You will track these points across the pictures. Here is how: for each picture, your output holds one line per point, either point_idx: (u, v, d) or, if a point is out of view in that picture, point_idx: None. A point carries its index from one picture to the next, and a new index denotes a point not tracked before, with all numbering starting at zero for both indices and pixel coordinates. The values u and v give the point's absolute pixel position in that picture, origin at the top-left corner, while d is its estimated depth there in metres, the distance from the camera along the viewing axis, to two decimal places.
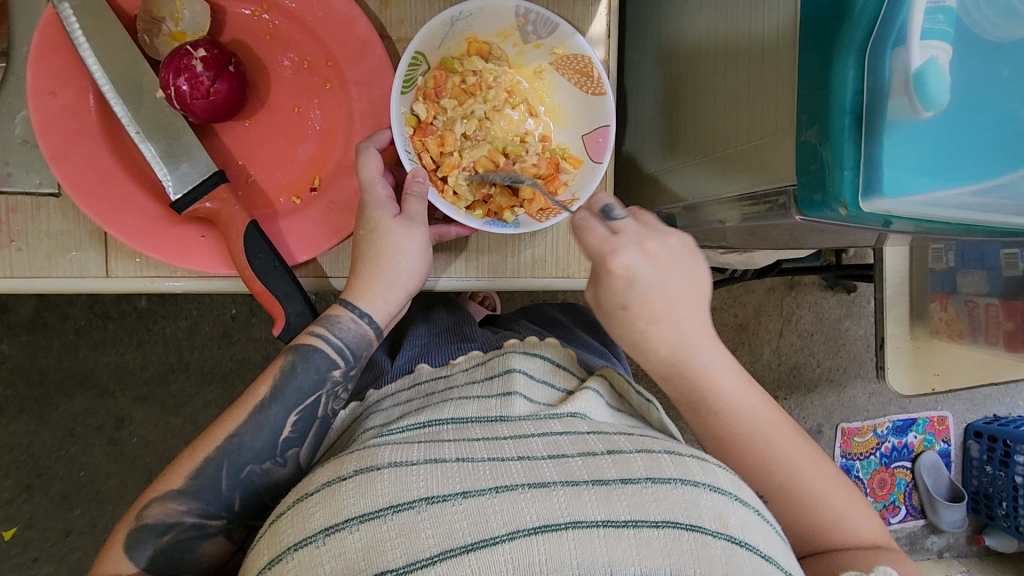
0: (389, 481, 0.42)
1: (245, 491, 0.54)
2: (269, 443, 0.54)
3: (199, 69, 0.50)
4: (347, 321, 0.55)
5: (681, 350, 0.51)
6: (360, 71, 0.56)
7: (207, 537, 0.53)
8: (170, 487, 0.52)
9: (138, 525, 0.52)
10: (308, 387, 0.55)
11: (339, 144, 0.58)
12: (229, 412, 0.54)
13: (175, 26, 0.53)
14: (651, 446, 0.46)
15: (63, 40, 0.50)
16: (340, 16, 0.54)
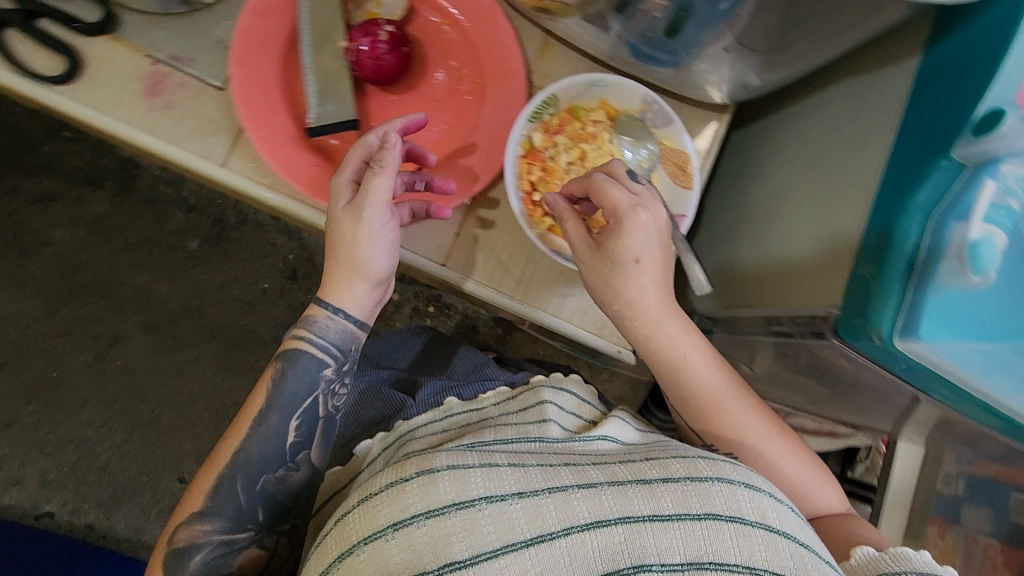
0: (450, 482, 0.50)
1: (267, 502, 0.64)
2: (276, 451, 0.64)
3: (382, 39, 0.61)
4: (326, 318, 0.66)
5: (655, 332, 0.61)
6: (499, 95, 0.65)
7: (241, 549, 0.62)
8: (191, 510, 0.62)
9: (175, 548, 0.61)
10: (308, 381, 0.66)
11: (455, 143, 0.66)
12: (235, 433, 0.64)
13: (375, 7, 0.65)
14: (687, 462, 0.53)
15: None
16: (502, 48, 0.65)
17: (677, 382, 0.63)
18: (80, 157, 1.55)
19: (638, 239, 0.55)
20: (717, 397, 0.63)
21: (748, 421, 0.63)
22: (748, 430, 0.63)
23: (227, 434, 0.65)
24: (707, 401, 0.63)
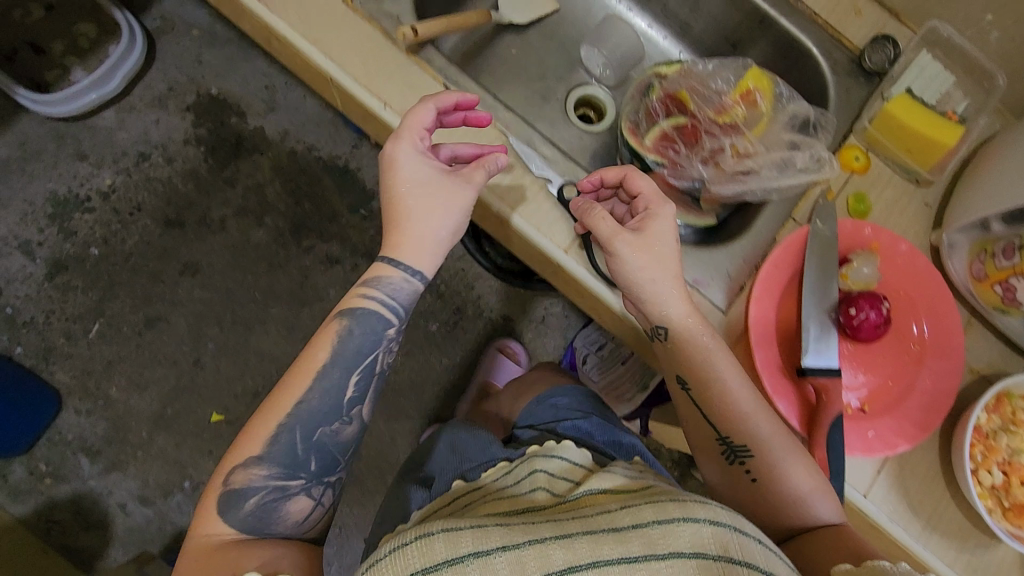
0: (448, 540, 0.61)
1: (320, 453, 0.81)
2: (330, 411, 0.81)
3: (872, 308, 0.81)
4: (402, 277, 0.85)
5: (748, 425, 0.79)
6: (941, 364, 0.82)
7: (294, 496, 0.80)
8: (252, 455, 0.78)
9: (230, 488, 0.78)
10: (365, 343, 0.84)
11: (901, 395, 0.83)
12: (294, 384, 0.81)
13: (852, 273, 0.84)
14: (641, 512, 0.66)
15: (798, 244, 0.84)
16: (949, 330, 0.83)
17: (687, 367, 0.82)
18: (365, 233, 1.80)
19: (666, 221, 0.82)
20: (718, 395, 0.80)
21: (746, 416, 0.79)
22: (740, 420, 0.79)
23: (295, 377, 0.82)
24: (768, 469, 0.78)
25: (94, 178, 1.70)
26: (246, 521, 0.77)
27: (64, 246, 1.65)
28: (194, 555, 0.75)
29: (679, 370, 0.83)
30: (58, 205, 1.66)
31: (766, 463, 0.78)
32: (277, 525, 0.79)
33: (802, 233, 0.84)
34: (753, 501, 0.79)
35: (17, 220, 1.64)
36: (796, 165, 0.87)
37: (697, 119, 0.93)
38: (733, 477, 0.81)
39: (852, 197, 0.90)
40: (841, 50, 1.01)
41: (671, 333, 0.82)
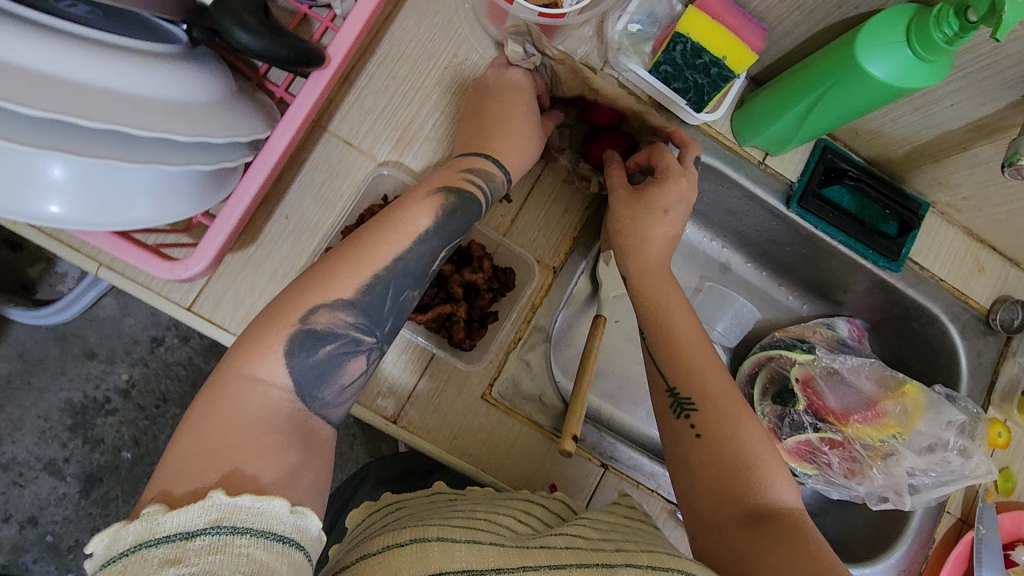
0: (440, 551, 0.43)
1: (395, 315, 0.55)
2: (423, 270, 0.56)
3: None
4: (498, 178, 0.62)
5: (743, 434, 0.56)
6: None
7: (355, 353, 0.52)
8: (341, 295, 0.51)
9: (306, 328, 0.50)
10: (448, 232, 0.57)
11: None
12: (390, 233, 0.54)
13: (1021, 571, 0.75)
14: (636, 558, 0.47)
15: (964, 551, 0.75)
16: None
17: (679, 365, 0.60)
18: None
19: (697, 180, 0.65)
20: (730, 401, 0.58)
21: (742, 426, 0.57)
22: (752, 433, 0.57)
23: (383, 232, 0.55)
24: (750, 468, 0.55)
25: (110, 374, 1.27)
26: (305, 371, 0.49)
27: (93, 456, 1.26)
28: (222, 403, 0.46)
29: (672, 376, 0.60)
30: (77, 414, 1.26)
31: (728, 444, 0.56)
32: (322, 390, 0.50)
33: (967, 542, 0.75)
34: (733, 479, 0.54)
35: (35, 440, 1.24)
36: (953, 469, 0.74)
37: (852, 440, 0.76)
38: (736, 499, 0.54)
39: (1000, 476, 0.78)
40: (968, 310, 0.80)
41: (670, 342, 0.61)
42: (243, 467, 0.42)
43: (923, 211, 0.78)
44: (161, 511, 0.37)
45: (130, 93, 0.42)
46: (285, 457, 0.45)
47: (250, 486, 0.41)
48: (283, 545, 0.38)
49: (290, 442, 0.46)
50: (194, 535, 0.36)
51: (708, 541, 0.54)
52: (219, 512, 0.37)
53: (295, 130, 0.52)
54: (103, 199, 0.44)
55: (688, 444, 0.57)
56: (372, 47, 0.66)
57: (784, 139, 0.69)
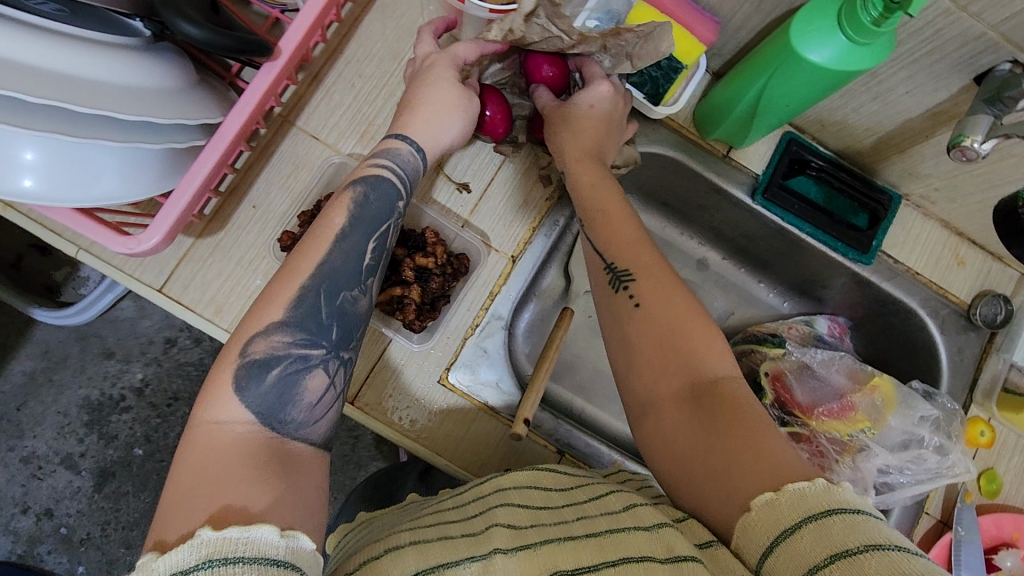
0: (413, 553, 0.45)
1: (342, 322, 0.53)
2: (354, 269, 0.54)
3: None
4: (402, 150, 0.59)
5: (663, 309, 0.55)
6: None
7: (309, 369, 0.50)
8: (271, 318, 0.50)
9: (247, 360, 0.48)
10: (369, 221, 0.56)
11: None
12: (309, 243, 0.54)
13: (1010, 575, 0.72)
14: (595, 522, 0.47)
15: (944, 554, 0.72)
16: None
17: (614, 248, 0.61)
18: None
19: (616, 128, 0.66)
20: (664, 275, 0.58)
21: (668, 307, 0.55)
22: (681, 302, 0.56)
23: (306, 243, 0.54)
24: (672, 345, 0.54)
25: (124, 373, 1.27)
26: (262, 399, 0.47)
27: (107, 451, 1.25)
28: (196, 449, 0.44)
29: (612, 262, 0.60)
30: (94, 410, 1.26)
31: (660, 315, 0.55)
32: (289, 412, 0.48)
33: (944, 544, 0.72)
34: (671, 352, 0.53)
35: (54, 435, 1.24)
36: (931, 467, 0.72)
37: (819, 433, 0.74)
38: (672, 373, 0.53)
39: (981, 476, 0.75)
40: (948, 305, 0.78)
41: (609, 230, 0.61)
42: (233, 501, 0.40)
43: (894, 204, 0.77)
44: (156, 556, 0.36)
45: (76, 75, 0.45)
46: (267, 482, 0.43)
47: (241, 518, 0.39)
48: (279, 567, 0.37)
49: (266, 471, 0.44)
50: (188, 572, 0.35)
51: (648, 419, 0.53)
52: (210, 547, 0.36)
53: (246, 116, 0.56)
54: (73, 177, 0.49)
55: (626, 318, 0.57)
56: (340, 48, 0.69)
57: (745, 127, 0.69)
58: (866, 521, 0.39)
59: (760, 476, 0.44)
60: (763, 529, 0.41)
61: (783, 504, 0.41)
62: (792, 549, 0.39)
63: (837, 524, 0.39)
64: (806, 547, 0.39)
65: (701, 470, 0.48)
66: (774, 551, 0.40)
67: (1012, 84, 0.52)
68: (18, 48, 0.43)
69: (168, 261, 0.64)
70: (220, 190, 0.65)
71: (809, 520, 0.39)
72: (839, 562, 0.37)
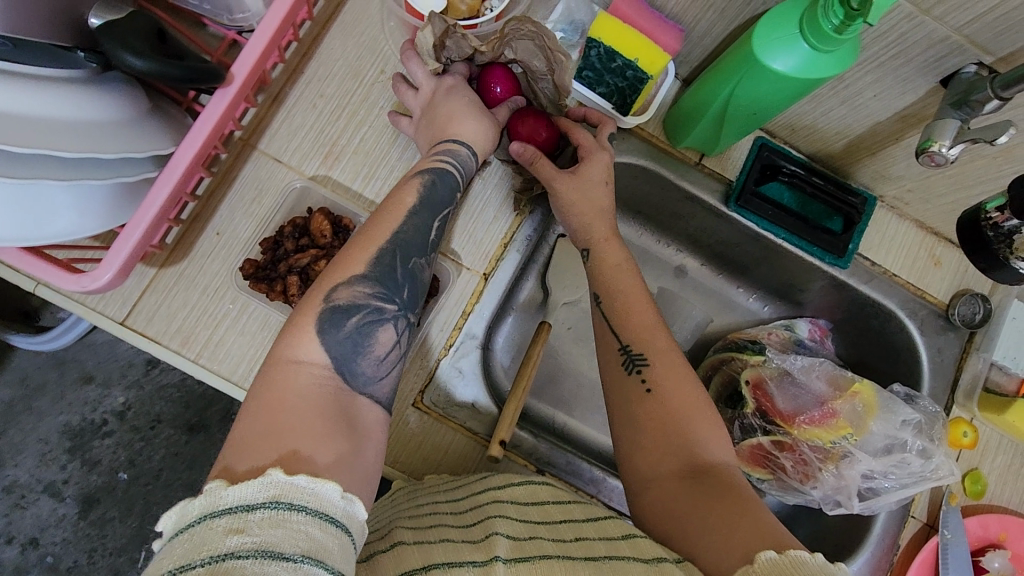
0: (417, 552, 0.45)
1: (412, 288, 0.54)
2: (422, 241, 0.56)
3: None
4: (463, 152, 0.61)
5: (669, 390, 0.57)
6: None
7: (382, 325, 0.51)
8: (353, 272, 0.51)
9: (330, 306, 0.49)
10: (439, 203, 0.58)
11: None
12: (384, 214, 0.55)
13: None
14: (594, 548, 0.45)
15: (931, 558, 0.72)
16: None
17: (627, 326, 0.61)
18: None
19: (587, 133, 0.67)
20: (677, 365, 0.59)
21: (678, 389, 0.57)
22: (692, 392, 0.57)
23: (377, 216, 0.55)
24: (678, 425, 0.55)
25: (105, 398, 1.25)
26: (339, 346, 0.48)
27: (90, 477, 1.23)
28: (273, 383, 0.44)
29: (620, 333, 0.61)
30: (76, 436, 1.24)
31: (672, 402, 0.56)
32: (359, 364, 0.48)
33: (930, 547, 0.72)
34: (676, 437, 0.54)
35: (35, 462, 1.22)
36: (915, 471, 0.71)
37: (801, 442, 0.73)
38: (675, 453, 0.53)
39: (965, 477, 0.75)
40: (926, 306, 0.78)
41: (617, 307, 0.62)
42: (301, 448, 0.40)
43: (868, 207, 0.76)
44: (224, 484, 0.36)
45: (10, 112, 0.43)
46: (335, 437, 0.42)
47: (306, 466, 0.39)
48: (336, 528, 0.36)
49: (333, 423, 0.43)
50: (255, 508, 0.34)
51: (646, 492, 0.53)
52: (279, 489, 0.35)
53: (200, 145, 0.55)
54: (20, 217, 0.47)
55: (634, 398, 0.57)
56: (300, 68, 0.68)
57: (715, 134, 0.69)
58: None
59: (760, 543, 0.43)
60: None
61: (787, 565, 0.40)
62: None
63: None
64: None
65: (697, 534, 0.47)
66: None
67: (978, 87, 0.52)
68: None
69: (131, 293, 0.63)
70: (182, 218, 0.64)
71: None
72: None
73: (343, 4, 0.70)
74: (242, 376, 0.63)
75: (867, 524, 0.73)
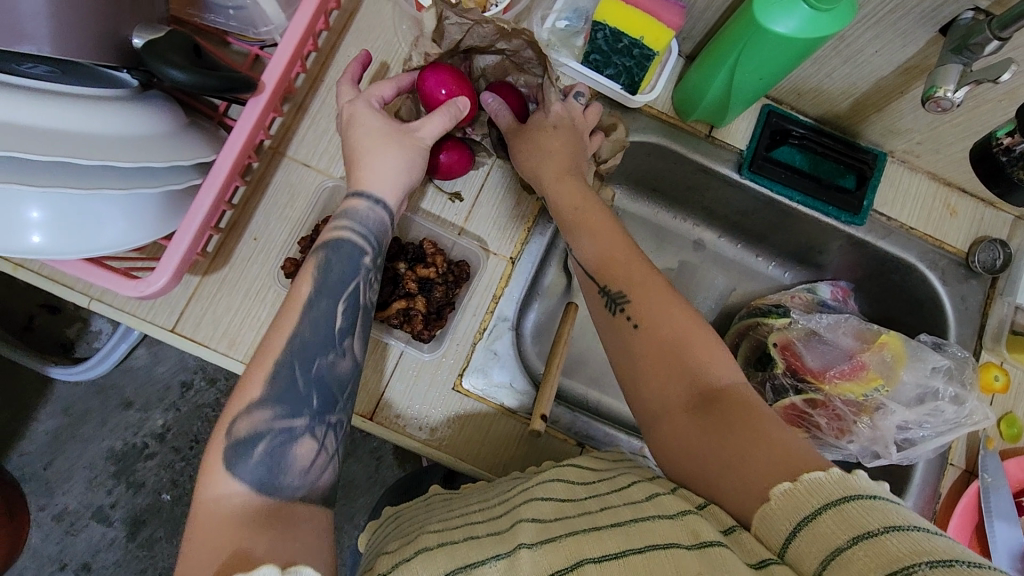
0: (440, 555, 0.46)
1: (323, 387, 0.54)
2: (324, 335, 0.55)
3: None
4: (363, 206, 0.59)
5: (660, 320, 0.57)
6: None
7: (296, 438, 0.51)
8: (249, 397, 0.52)
9: (231, 441, 0.50)
10: (336, 286, 0.56)
11: None
12: (282, 317, 0.55)
13: None
14: (619, 514, 0.47)
15: (974, 503, 0.72)
16: None
17: (605, 273, 0.62)
18: None
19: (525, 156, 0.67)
20: (666, 294, 0.58)
21: (667, 316, 0.57)
22: (681, 316, 0.57)
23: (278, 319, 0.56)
24: (675, 346, 0.55)
25: (146, 421, 1.29)
26: (255, 474, 0.49)
27: (136, 499, 1.27)
28: (197, 529, 0.47)
29: (602, 279, 0.62)
30: (120, 460, 1.27)
31: (664, 334, 0.56)
32: (284, 479, 0.50)
33: (972, 492, 0.72)
34: (675, 365, 0.54)
35: (83, 488, 1.26)
36: (950, 418, 0.72)
37: (833, 397, 0.74)
38: (679, 383, 0.54)
39: (1001, 421, 0.75)
40: (946, 255, 0.79)
41: (602, 252, 0.63)
42: (241, 545, 0.44)
43: (880, 162, 0.78)
44: None
45: (69, 130, 0.46)
46: (269, 538, 0.46)
47: (246, 563, 0.43)
48: None
49: (269, 526, 0.47)
50: None
51: (659, 428, 0.54)
52: None
53: (236, 153, 0.58)
54: (80, 231, 0.50)
55: (625, 335, 0.58)
56: (320, 77, 0.71)
57: (723, 104, 0.71)
58: (882, 504, 0.39)
59: (783, 469, 0.45)
60: (784, 516, 0.42)
61: (802, 491, 0.42)
62: (811, 534, 0.40)
63: (856, 508, 0.39)
64: (825, 528, 0.39)
65: (721, 476, 0.48)
66: (797, 535, 0.40)
67: (976, 31, 0.53)
68: (17, 111, 0.45)
69: (178, 302, 0.66)
70: (221, 227, 0.67)
71: (825, 507, 0.40)
72: (861, 543, 0.38)
73: (357, 12, 0.73)
74: None
75: (907, 475, 0.74)
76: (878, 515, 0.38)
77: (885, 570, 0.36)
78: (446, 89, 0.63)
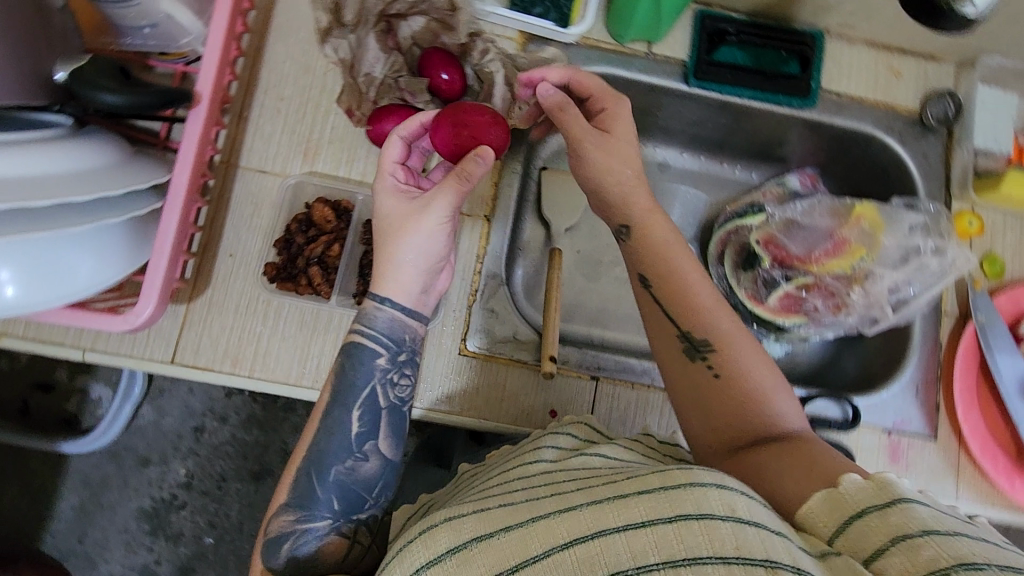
0: (451, 531, 0.43)
1: (345, 492, 0.57)
2: (345, 444, 0.57)
3: None
4: (381, 315, 0.59)
5: (722, 350, 0.57)
6: None
7: (323, 537, 0.55)
8: (281, 501, 0.56)
9: (268, 538, 0.55)
10: (360, 386, 0.59)
11: None
12: (308, 425, 0.59)
13: None
14: (647, 480, 0.41)
15: (973, 343, 0.75)
16: None
17: (653, 271, 0.61)
18: None
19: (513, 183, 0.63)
20: (749, 343, 0.58)
21: (743, 356, 0.57)
22: (759, 362, 0.57)
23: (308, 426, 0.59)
24: (750, 394, 0.56)
25: (167, 473, 1.28)
26: (287, 566, 0.55)
27: (178, 549, 1.27)
28: None
29: (667, 301, 0.60)
30: (151, 517, 1.27)
31: (742, 389, 0.56)
32: (317, 564, 0.55)
33: (969, 334, 0.75)
34: (734, 415, 0.55)
35: (123, 552, 1.25)
36: (935, 270, 0.75)
37: (823, 276, 0.77)
38: (725, 420, 0.55)
39: (983, 262, 0.78)
40: (900, 117, 0.81)
41: (656, 240, 0.62)
42: None
43: (818, 41, 0.79)
44: None
45: (11, 175, 0.45)
46: None
47: None
48: None
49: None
50: None
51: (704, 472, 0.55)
52: None
53: (191, 170, 0.57)
54: (50, 279, 0.49)
55: (698, 375, 0.57)
56: (253, 81, 0.70)
57: (656, 16, 0.71)
58: (929, 511, 0.37)
59: (817, 482, 0.44)
60: (829, 520, 0.40)
61: (874, 488, 0.40)
62: (859, 529, 0.38)
63: (903, 512, 0.37)
64: (878, 525, 0.37)
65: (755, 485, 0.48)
66: (845, 532, 0.39)
67: None
68: None
69: (171, 333, 0.65)
70: (194, 251, 0.66)
71: (871, 510, 0.38)
72: (901, 543, 0.36)
73: (273, 8, 0.71)
74: (297, 375, 0.66)
75: (907, 333, 0.76)
76: (937, 524, 0.36)
77: (930, 568, 0.34)
78: (461, 127, 0.61)
